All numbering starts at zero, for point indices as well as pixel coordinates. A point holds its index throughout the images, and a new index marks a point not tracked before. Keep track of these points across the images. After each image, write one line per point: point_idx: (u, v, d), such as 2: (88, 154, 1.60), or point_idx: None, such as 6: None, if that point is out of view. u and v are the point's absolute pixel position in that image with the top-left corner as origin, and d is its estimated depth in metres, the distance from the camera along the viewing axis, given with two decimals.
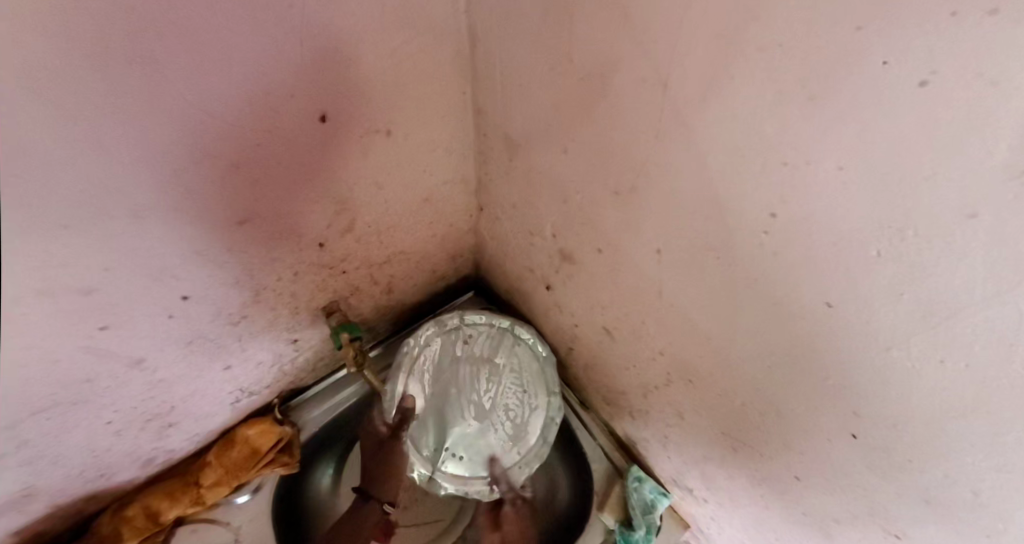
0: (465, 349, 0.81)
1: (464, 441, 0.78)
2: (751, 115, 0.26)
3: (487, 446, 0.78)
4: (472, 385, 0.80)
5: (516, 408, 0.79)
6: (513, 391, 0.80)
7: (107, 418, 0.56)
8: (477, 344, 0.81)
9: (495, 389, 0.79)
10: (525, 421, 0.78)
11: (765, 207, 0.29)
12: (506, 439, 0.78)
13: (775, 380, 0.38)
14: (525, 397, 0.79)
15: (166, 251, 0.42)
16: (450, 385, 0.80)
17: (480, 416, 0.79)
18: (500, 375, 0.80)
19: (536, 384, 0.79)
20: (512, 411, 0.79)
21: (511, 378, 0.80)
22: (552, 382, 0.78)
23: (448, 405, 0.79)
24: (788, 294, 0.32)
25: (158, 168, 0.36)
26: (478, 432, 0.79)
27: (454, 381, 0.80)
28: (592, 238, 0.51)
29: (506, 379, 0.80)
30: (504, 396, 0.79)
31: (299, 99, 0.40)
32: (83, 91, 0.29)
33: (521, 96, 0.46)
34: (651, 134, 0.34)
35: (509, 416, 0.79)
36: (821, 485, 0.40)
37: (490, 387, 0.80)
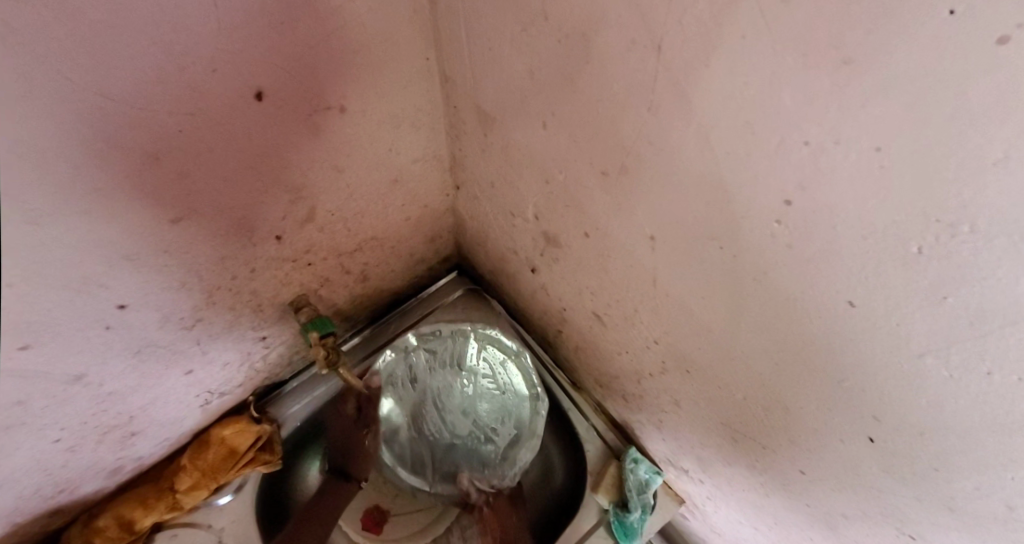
0: (435, 362, 0.82)
1: (456, 452, 0.80)
2: (768, 83, 0.21)
3: (482, 451, 0.80)
4: (450, 396, 0.81)
5: (499, 408, 0.81)
6: (491, 392, 0.81)
7: (55, 437, 0.51)
8: (443, 354, 0.82)
9: (471, 396, 0.81)
10: (511, 417, 0.80)
11: (779, 193, 0.25)
12: (499, 440, 0.80)
13: (782, 378, 0.34)
14: (505, 395, 0.81)
15: (88, 257, 0.36)
16: (430, 401, 0.81)
17: (466, 426, 0.80)
18: (476, 378, 0.81)
19: (510, 380, 0.81)
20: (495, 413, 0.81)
21: (485, 379, 0.81)
22: (524, 372, 0.81)
23: (433, 422, 0.80)
24: (804, 290, 0.28)
25: (57, 166, 0.29)
26: (468, 441, 0.80)
27: (431, 394, 0.81)
28: (578, 221, 0.46)
29: (483, 381, 0.81)
30: (484, 399, 0.81)
31: (224, 74, 0.34)
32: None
33: (492, 62, 0.40)
34: (643, 106, 0.29)
35: (495, 416, 0.80)
36: (829, 482, 0.38)
37: (468, 394, 0.81)
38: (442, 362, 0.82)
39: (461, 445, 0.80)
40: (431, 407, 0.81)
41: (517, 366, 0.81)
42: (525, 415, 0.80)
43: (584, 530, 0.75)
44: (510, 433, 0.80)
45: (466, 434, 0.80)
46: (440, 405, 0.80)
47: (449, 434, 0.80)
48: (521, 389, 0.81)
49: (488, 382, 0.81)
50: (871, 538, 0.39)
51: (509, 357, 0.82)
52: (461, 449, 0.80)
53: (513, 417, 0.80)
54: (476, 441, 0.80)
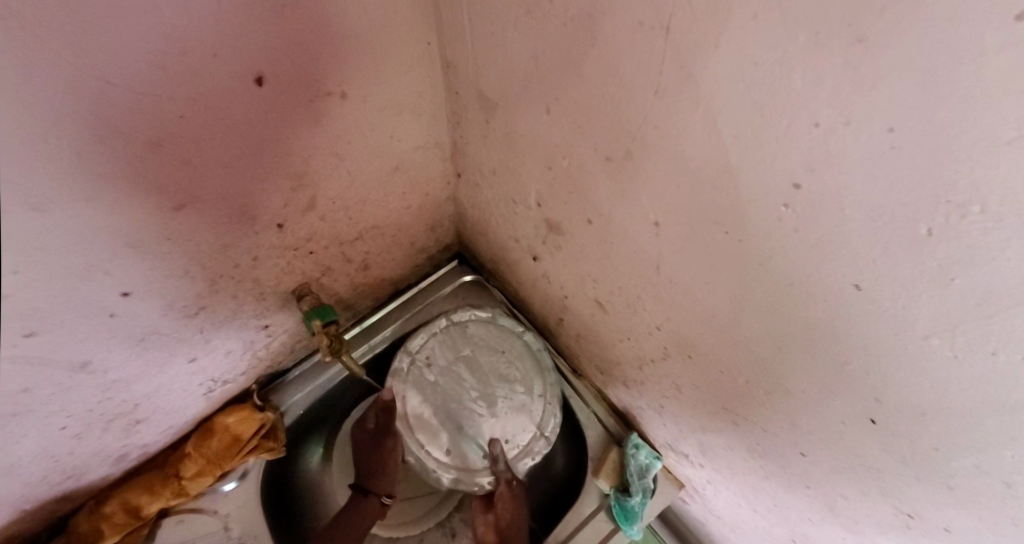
0: (437, 361, 0.78)
1: (503, 430, 0.75)
2: (778, 64, 0.21)
3: (526, 417, 0.76)
4: (466, 392, 0.76)
5: (512, 370, 0.78)
6: (495, 357, 0.79)
7: (60, 424, 0.51)
8: (439, 352, 0.78)
9: (482, 375, 0.77)
10: (525, 373, 0.78)
11: (787, 176, 0.25)
12: (531, 398, 0.77)
13: (785, 361, 0.35)
14: (508, 354, 0.79)
15: (91, 243, 0.36)
16: (455, 405, 0.75)
17: (494, 406, 0.76)
18: (479, 355, 0.79)
19: (504, 336, 0.80)
20: (510, 376, 0.78)
21: (480, 352, 0.79)
22: (511, 322, 0.81)
23: (469, 425, 0.75)
24: (809, 273, 0.28)
25: (57, 151, 0.29)
26: (506, 417, 0.76)
27: (447, 393, 0.76)
28: (581, 207, 0.46)
29: (485, 354, 0.79)
30: (495, 372, 0.78)
31: (225, 58, 0.33)
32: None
33: (496, 47, 0.40)
34: (650, 90, 0.29)
35: (513, 378, 0.78)
36: (829, 463, 0.39)
37: (479, 376, 0.77)
38: (443, 359, 0.78)
39: (504, 421, 0.76)
40: (457, 403, 0.75)
41: (502, 324, 0.81)
42: (533, 363, 0.79)
43: (587, 513, 0.77)
44: (533, 388, 0.78)
45: (498, 409, 0.76)
46: (465, 396, 0.76)
47: (490, 422, 0.75)
48: (517, 343, 0.80)
49: (488, 353, 0.79)
50: (869, 518, 0.40)
51: (492, 319, 0.81)
52: (505, 426, 0.75)
53: (525, 369, 0.79)
54: (512, 412, 0.76)
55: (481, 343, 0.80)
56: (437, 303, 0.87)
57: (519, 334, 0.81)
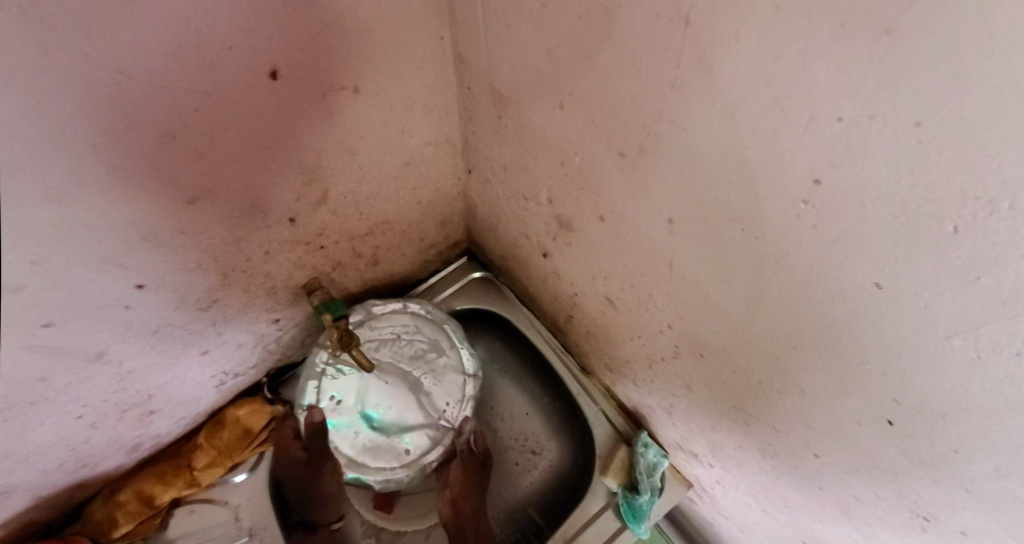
0: (354, 385, 0.75)
1: (439, 399, 0.79)
2: (800, 56, 0.21)
3: (449, 379, 0.80)
4: (391, 393, 0.77)
5: (415, 344, 0.79)
6: (397, 346, 0.78)
7: (76, 414, 0.52)
8: (349, 376, 0.75)
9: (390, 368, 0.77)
10: (426, 342, 0.80)
11: (808, 171, 0.24)
12: (452, 367, 0.81)
13: (801, 362, 0.34)
14: (403, 333, 0.79)
15: (107, 234, 0.36)
16: (387, 410, 0.77)
17: (420, 386, 0.78)
18: (387, 351, 0.77)
19: (391, 320, 0.78)
20: (415, 352, 0.79)
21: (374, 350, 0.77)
22: (386, 305, 0.78)
23: (407, 417, 0.78)
24: (830, 271, 0.27)
25: (74, 142, 0.29)
26: (434, 389, 0.79)
27: (377, 404, 0.76)
28: (593, 204, 0.46)
29: (388, 349, 0.78)
30: (405, 359, 0.78)
31: (241, 52, 0.33)
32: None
33: (509, 42, 0.39)
34: (666, 84, 0.28)
35: (419, 352, 0.80)
36: (844, 464, 0.38)
37: (389, 369, 0.77)
38: (351, 382, 0.75)
39: (436, 394, 0.79)
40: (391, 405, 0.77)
41: (382, 314, 0.78)
42: (431, 330, 0.80)
43: (593, 512, 0.76)
44: (441, 353, 0.80)
45: (423, 386, 0.78)
46: (396, 394, 0.77)
47: (425, 403, 0.78)
48: (405, 319, 0.79)
49: (387, 348, 0.78)
50: (884, 522, 0.39)
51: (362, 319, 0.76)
52: (434, 392, 0.79)
53: (426, 338, 0.80)
54: (435, 379, 0.80)
55: (374, 343, 0.77)
56: (446, 300, 0.87)
57: (404, 309, 0.79)
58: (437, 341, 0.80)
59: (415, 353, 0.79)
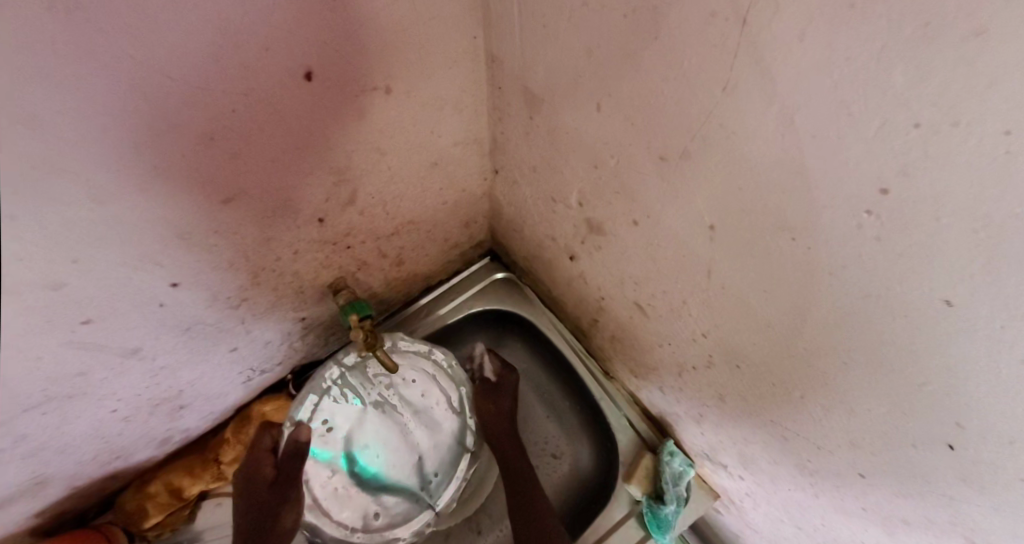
0: (349, 414, 0.73)
1: (429, 460, 0.78)
2: (873, 59, 0.19)
3: (445, 437, 0.80)
4: (387, 441, 0.76)
5: (424, 395, 0.78)
6: (406, 387, 0.76)
7: (111, 407, 0.53)
8: (347, 404, 0.72)
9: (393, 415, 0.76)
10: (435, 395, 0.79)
11: (873, 180, 0.23)
12: (451, 414, 0.80)
13: (852, 378, 0.33)
14: (415, 381, 0.76)
15: (145, 234, 0.37)
16: (376, 453, 0.75)
17: (417, 441, 0.78)
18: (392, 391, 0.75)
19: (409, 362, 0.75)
20: (421, 406, 0.78)
21: (383, 388, 0.75)
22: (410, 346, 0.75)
23: (393, 470, 0.76)
24: (891, 285, 0.25)
25: (115, 142, 0.30)
26: (428, 446, 0.78)
27: (368, 441, 0.74)
28: (627, 209, 0.45)
29: (394, 388, 0.75)
30: (409, 405, 0.77)
31: (277, 53, 0.33)
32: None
33: (546, 41, 0.38)
34: (716, 86, 0.27)
35: (425, 405, 0.78)
36: (893, 485, 0.36)
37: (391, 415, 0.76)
38: (348, 414, 0.72)
39: (428, 450, 0.78)
40: (380, 450, 0.75)
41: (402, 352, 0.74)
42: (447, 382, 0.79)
43: (618, 518, 0.75)
44: (448, 408, 0.80)
45: (421, 440, 0.78)
46: (389, 438, 0.76)
47: (416, 460, 0.77)
48: (424, 365, 0.76)
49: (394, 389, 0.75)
50: None
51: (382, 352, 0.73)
52: (429, 457, 0.78)
53: (437, 391, 0.79)
54: (434, 440, 0.79)
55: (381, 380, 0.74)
56: (468, 300, 0.87)
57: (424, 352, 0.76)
58: (446, 397, 0.80)
59: (421, 405, 0.78)
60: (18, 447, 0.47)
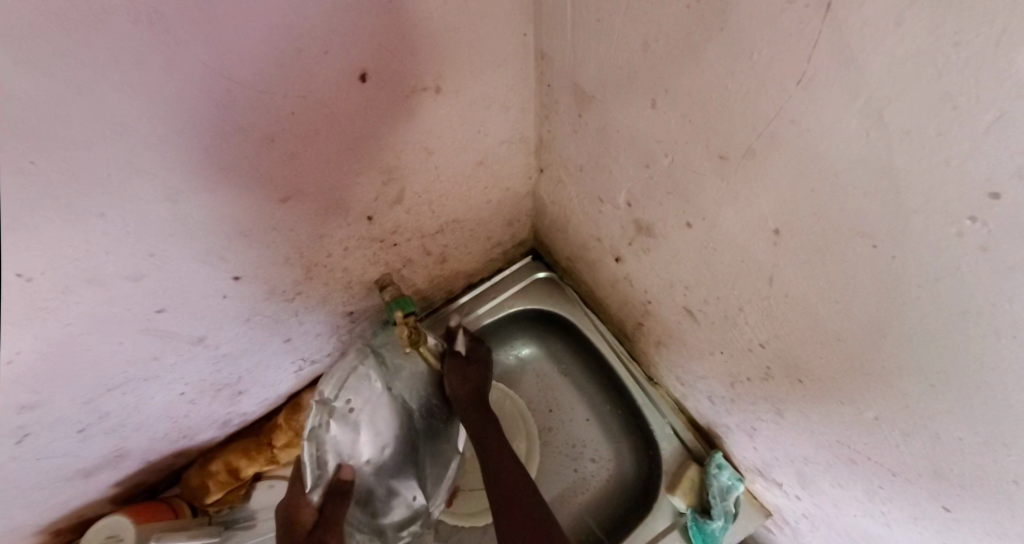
0: (369, 404, 0.65)
1: (422, 473, 0.72)
2: (991, 45, 0.16)
3: (442, 446, 0.74)
4: (391, 442, 0.67)
5: (429, 396, 0.73)
6: (414, 370, 0.73)
7: (179, 390, 0.57)
8: (363, 396, 0.65)
9: (402, 413, 0.69)
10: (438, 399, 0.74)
11: (981, 184, 0.20)
12: (446, 418, 0.75)
13: (938, 401, 0.29)
14: (422, 378, 0.73)
15: (211, 230, 0.39)
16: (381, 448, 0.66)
17: (416, 447, 0.71)
18: (404, 385, 0.71)
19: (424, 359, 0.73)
20: (426, 407, 0.73)
21: (400, 368, 0.72)
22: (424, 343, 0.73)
23: (392, 477, 0.68)
24: (995, 303, 0.22)
25: (187, 145, 0.31)
26: (425, 454, 0.72)
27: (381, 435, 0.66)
28: (681, 209, 0.42)
29: (408, 371, 0.72)
30: (416, 393, 0.72)
31: (335, 56, 0.34)
32: (59, 65, 0.23)
33: (600, 36, 0.37)
34: (791, 78, 0.25)
35: (430, 407, 0.73)
36: (983, 524, 0.33)
37: (400, 413, 0.69)
38: (364, 407, 0.65)
39: (425, 454, 0.72)
40: (389, 447, 0.67)
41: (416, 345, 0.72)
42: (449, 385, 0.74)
43: (659, 530, 0.73)
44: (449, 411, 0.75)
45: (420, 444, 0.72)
46: (396, 434, 0.68)
47: (414, 468, 0.70)
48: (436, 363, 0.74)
49: (406, 383, 0.71)
50: None
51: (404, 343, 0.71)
52: (424, 467, 0.72)
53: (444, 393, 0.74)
54: (432, 447, 0.74)
55: (396, 370, 0.71)
56: (509, 300, 0.86)
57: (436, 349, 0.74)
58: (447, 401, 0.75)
59: (426, 405, 0.73)
60: (101, 423, 0.51)
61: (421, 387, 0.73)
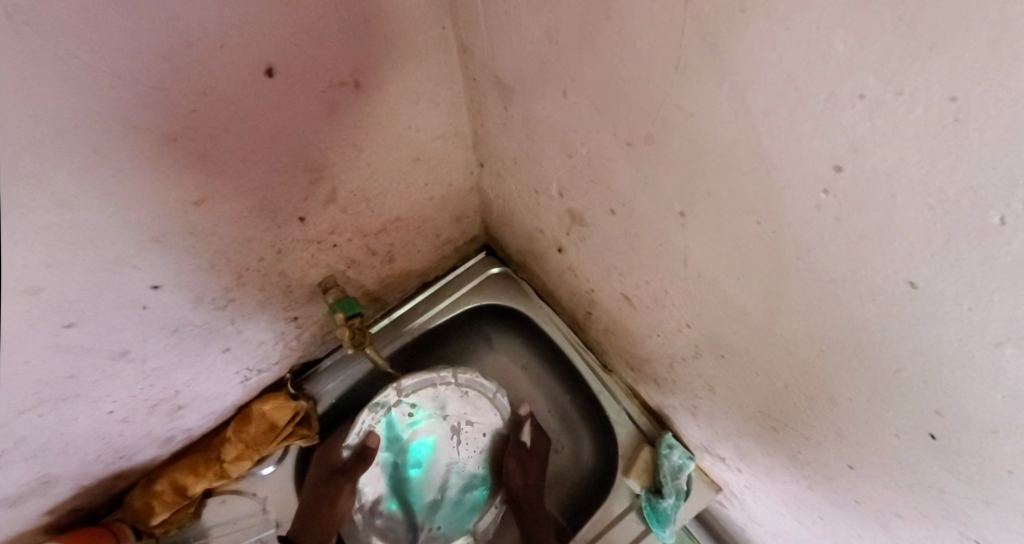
0: (423, 416, 0.73)
1: (439, 502, 0.77)
2: (812, 23, 0.18)
3: (467, 491, 0.78)
4: (425, 462, 0.75)
5: (476, 447, 0.76)
6: (480, 436, 0.76)
7: (108, 408, 0.54)
8: (427, 407, 0.72)
9: (444, 447, 0.75)
10: (485, 452, 0.77)
11: (828, 157, 0.21)
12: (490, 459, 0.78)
13: (831, 367, 0.31)
14: (482, 431, 0.76)
15: (117, 238, 0.37)
16: (414, 460, 0.75)
17: (445, 480, 0.76)
18: (462, 419, 0.74)
19: (492, 411, 0.76)
20: (470, 455, 0.76)
21: (470, 427, 0.75)
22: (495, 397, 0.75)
23: (410, 486, 0.76)
24: (856, 269, 0.24)
25: (76, 147, 0.30)
26: (448, 489, 0.77)
27: (420, 448, 0.74)
28: (603, 197, 0.44)
29: (468, 425, 0.75)
30: (466, 453, 0.76)
31: (234, 50, 0.33)
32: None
33: (509, 29, 0.38)
34: (669, 64, 0.26)
35: (472, 457, 0.76)
36: (881, 478, 0.35)
37: (442, 446, 0.75)
38: (420, 422, 0.73)
39: (451, 487, 0.77)
40: (420, 460, 0.75)
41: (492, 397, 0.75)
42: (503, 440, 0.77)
43: (616, 513, 0.76)
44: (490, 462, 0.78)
45: (448, 478, 0.76)
46: (429, 454, 0.75)
47: (433, 492, 0.77)
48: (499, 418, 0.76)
49: (466, 425, 0.75)
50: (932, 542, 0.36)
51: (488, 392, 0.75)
52: (442, 498, 0.77)
53: (490, 445, 0.77)
54: (457, 489, 0.77)
55: (466, 411, 0.74)
56: (465, 296, 0.86)
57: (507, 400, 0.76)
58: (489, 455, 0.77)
59: (469, 452, 0.76)
60: (17, 448, 0.48)
61: (477, 435, 0.76)
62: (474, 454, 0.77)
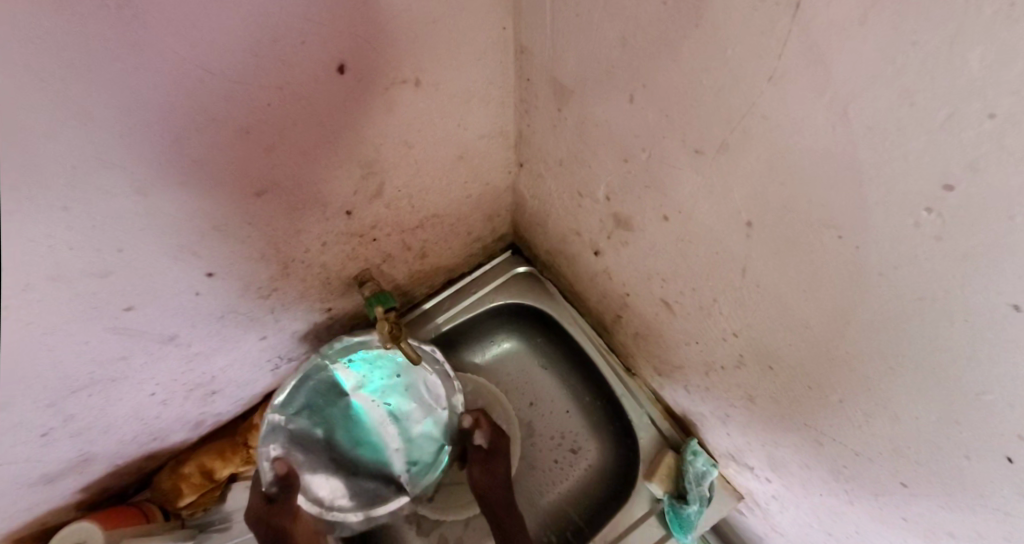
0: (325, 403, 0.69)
1: (402, 454, 0.75)
2: (946, 45, 0.17)
3: (422, 437, 0.75)
4: (361, 429, 0.73)
5: (397, 394, 0.73)
6: (399, 390, 0.73)
7: (150, 391, 0.55)
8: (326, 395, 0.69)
9: (366, 406, 0.72)
10: (410, 393, 0.74)
11: (938, 177, 0.21)
12: (421, 408, 0.75)
13: (899, 385, 0.31)
14: (394, 381, 0.72)
15: (183, 225, 0.38)
16: (352, 433, 0.72)
17: (391, 434, 0.74)
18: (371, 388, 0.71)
19: (389, 361, 0.70)
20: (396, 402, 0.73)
21: (384, 382, 0.71)
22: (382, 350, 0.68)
23: (366, 454, 0.73)
24: (952, 290, 0.24)
25: (159, 136, 0.30)
26: (405, 442, 0.75)
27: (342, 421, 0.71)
28: (657, 202, 0.44)
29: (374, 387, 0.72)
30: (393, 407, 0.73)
31: (313, 46, 0.33)
32: (21, 52, 0.22)
33: (579, 31, 0.37)
34: (763, 75, 0.26)
35: (400, 403, 0.73)
36: (937, 497, 0.35)
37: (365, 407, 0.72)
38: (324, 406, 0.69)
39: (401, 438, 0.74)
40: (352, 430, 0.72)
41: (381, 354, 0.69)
42: (418, 378, 0.72)
43: (638, 516, 0.75)
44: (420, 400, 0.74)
45: (392, 430, 0.74)
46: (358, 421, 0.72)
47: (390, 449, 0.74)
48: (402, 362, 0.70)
49: (371, 386, 0.71)
50: None
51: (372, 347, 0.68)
52: (403, 448, 0.75)
53: (411, 387, 0.73)
54: (410, 434, 0.75)
55: (363, 375, 0.70)
56: (490, 294, 0.87)
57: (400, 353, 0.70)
58: (418, 395, 0.74)
59: (394, 403, 0.73)
60: (65, 426, 0.49)
61: (390, 388, 0.72)
62: (399, 400, 0.73)
